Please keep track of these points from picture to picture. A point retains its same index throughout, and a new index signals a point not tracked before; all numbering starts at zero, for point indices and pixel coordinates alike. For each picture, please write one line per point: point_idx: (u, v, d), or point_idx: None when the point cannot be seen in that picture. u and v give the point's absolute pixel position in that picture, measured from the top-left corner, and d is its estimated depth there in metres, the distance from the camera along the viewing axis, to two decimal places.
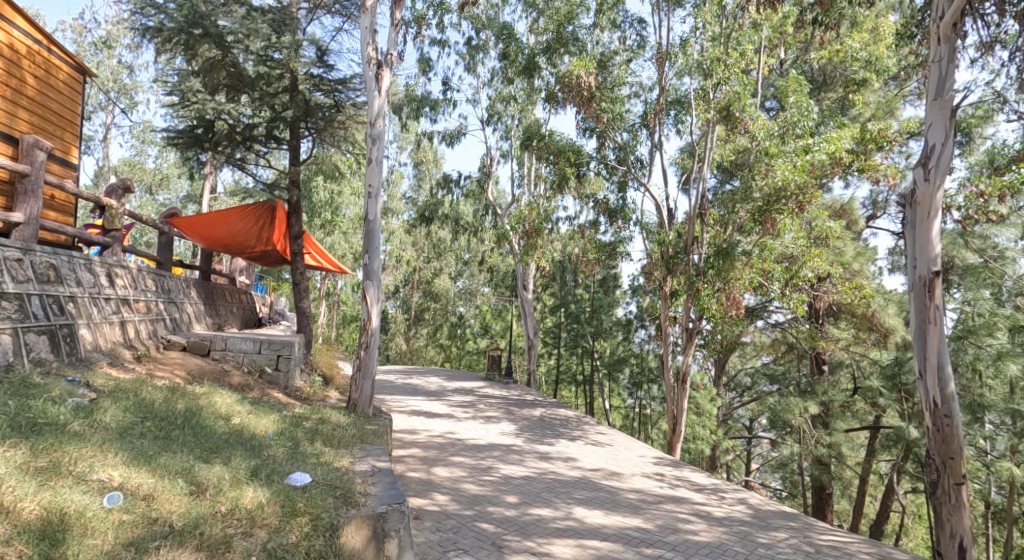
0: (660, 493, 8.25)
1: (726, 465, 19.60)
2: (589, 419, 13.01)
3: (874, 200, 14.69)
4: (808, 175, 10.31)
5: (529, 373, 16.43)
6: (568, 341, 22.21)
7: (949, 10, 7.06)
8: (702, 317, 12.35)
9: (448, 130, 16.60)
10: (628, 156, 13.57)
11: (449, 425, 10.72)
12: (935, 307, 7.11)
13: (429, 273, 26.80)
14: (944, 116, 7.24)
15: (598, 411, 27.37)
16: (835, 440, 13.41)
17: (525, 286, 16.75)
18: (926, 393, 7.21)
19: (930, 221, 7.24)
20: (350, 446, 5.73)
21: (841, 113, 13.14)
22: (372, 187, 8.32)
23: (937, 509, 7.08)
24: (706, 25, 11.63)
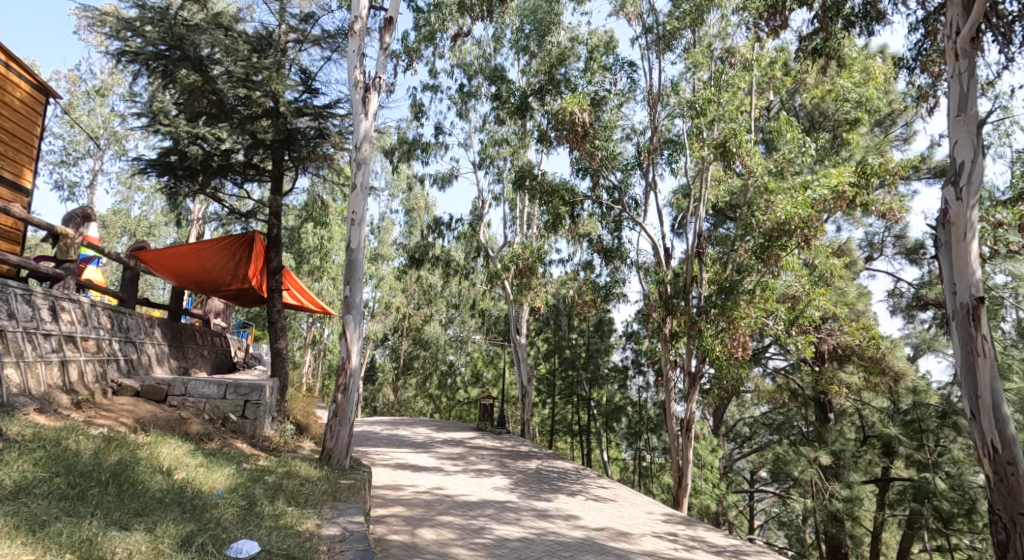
0: (675, 555, 7.73)
1: (729, 519, 18.82)
2: (589, 472, 12.42)
3: (871, 241, 14.60)
4: (811, 209, 10.17)
5: (523, 423, 15.80)
6: (562, 389, 21.67)
7: (966, 26, 7.18)
8: (705, 361, 12.03)
9: (440, 173, 16.48)
10: (622, 196, 13.49)
11: (438, 480, 10.12)
12: (982, 337, 6.85)
13: (419, 321, 26.36)
14: (970, 132, 7.29)
15: (596, 463, 26.56)
16: (852, 494, 12.84)
17: (519, 331, 16.31)
18: (982, 437, 6.82)
19: (968, 241, 7.08)
20: (319, 505, 5.22)
21: (834, 153, 13.13)
22: (356, 214, 8.10)
23: None
24: (698, 66, 11.74)
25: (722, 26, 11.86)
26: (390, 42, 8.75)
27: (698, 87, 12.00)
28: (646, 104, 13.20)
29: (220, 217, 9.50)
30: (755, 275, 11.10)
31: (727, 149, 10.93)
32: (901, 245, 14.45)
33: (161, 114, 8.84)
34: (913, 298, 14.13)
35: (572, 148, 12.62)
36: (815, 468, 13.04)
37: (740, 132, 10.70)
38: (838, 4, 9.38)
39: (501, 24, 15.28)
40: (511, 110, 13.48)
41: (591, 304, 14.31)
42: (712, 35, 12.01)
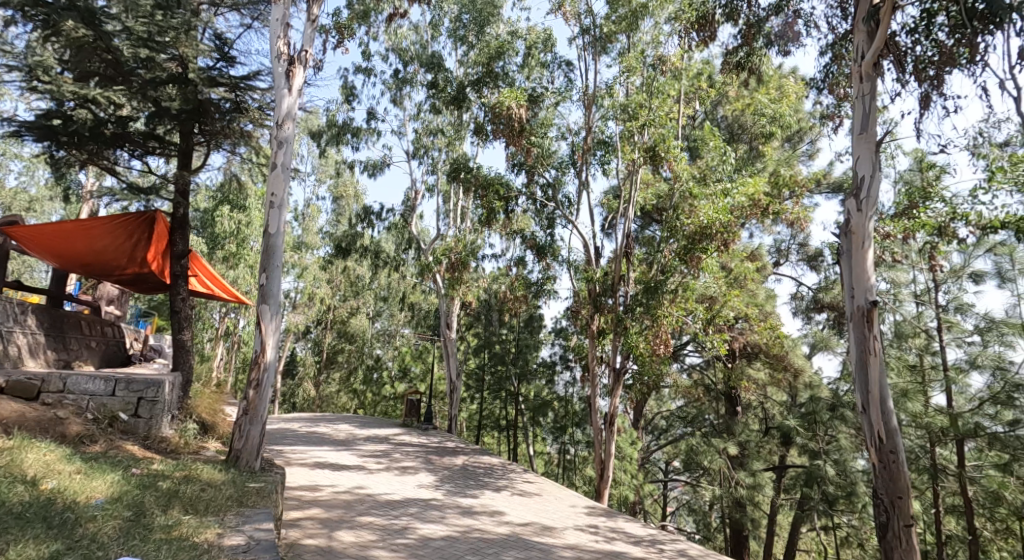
0: (596, 548, 7.85)
1: (646, 509, 19.39)
2: (514, 467, 12.39)
3: (779, 248, 15.27)
4: (730, 216, 10.62)
5: (450, 418, 15.55)
6: (491, 385, 21.59)
7: (870, 52, 7.76)
8: (629, 357, 12.24)
9: (371, 161, 15.99)
10: (556, 194, 13.58)
11: (358, 479, 9.78)
12: (874, 337, 7.27)
13: (344, 314, 25.63)
14: (870, 148, 7.73)
15: (522, 457, 26.77)
16: (755, 481, 13.71)
17: (449, 325, 16.04)
18: (870, 428, 7.26)
19: (864, 250, 7.54)
20: (221, 512, 4.89)
21: (751, 164, 13.77)
22: (276, 196, 7.71)
23: (887, 552, 7.00)
24: (632, 71, 11.96)
25: (655, 34, 12.08)
26: (317, 14, 8.32)
27: (631, 91, 12.19)
28: (581, 105, 13.39)
29: (117, 193, 8.91)
30: (677, 276, 11.47)
31: (656, 153, 11.42)
32: (803, 252, 15.20)
33: (40, 69, 8.12)
34: (811, 301, 14.95)
35: (508, 143, 12.59)
36: (723, 458, 14.02)
37: (668, 139, 11.09)
38: (759, 22, 9.88)
39: (438, 12, 15.02)
40: (446, 100, 13.32)
41: (522, 301, 14.30)
42: (646, 42, 12.23)
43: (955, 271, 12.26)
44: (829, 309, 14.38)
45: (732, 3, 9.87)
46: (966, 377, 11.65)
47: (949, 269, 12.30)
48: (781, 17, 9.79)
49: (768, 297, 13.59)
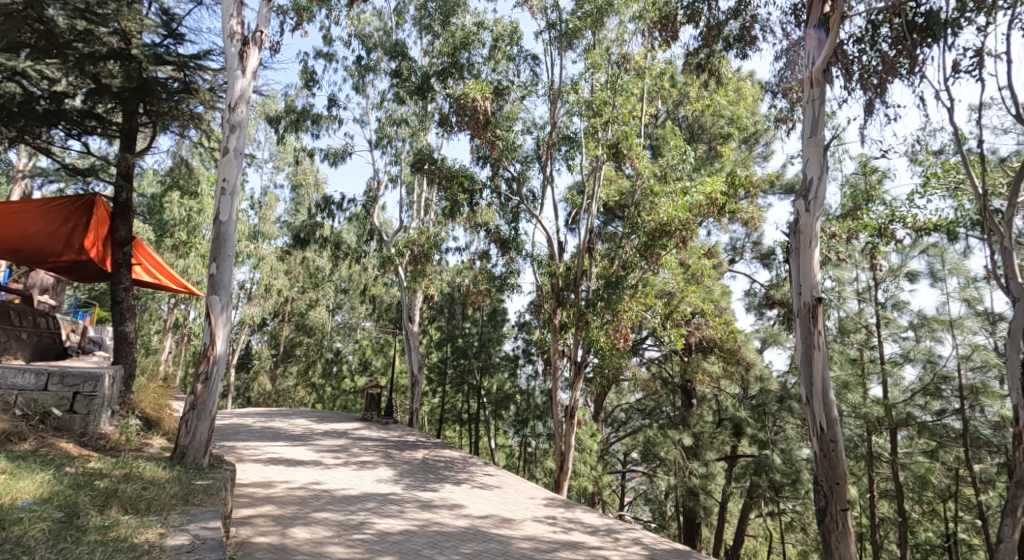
0: (553, 538, 8.40)
1: (604, 499, 19.72)
2: (475, 460, 12.40)
3: (734, 246, 15.58)
4: (688, 213, 11.03)
5: (412, 412, 15.38)
6: (454, 378, 21.45)
7: (820, 58, 8.11)
8: (591, 351, 12.34)
9: (332, 149, 15.66)
10: (520, 187, 13.57)
11: (314, 474, 9.61)
12: (818, 331, 7.51)
13: (303, 306, 25.14)
14: (818, 151, 8.01)
15: (484, 450, 26.94)
16: (708, 471, 14.76)
17: (411, 318, 15.85)
18: (813, 418, 7.48)
19: (811, 248, 7.78)
20: (165, 510, 4.72)
21: (709, 164, 14.15)
22: (227, 181, 7.46)
23: (825, 537, 7.21)
24: (596, 68, 12.03)
25: (620, 32, 12.13)
26: None
27: (595, 89, 12.24)
28: (546, 99, 13.37)
29: (53, 175, 8.51)
30: (637, 272, 11.65)
31: (620, 150, 11.45)
32: (756, 250, 15.58)
33: None
34: (763, 297, 15.29)
35: (472, 136, 12.49)
36: (677, 449, 14.88)
37: (631, 136, 11.35)
38: (719, 25, 10.14)
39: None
40: (411, 91, 13.19)
41: (486, 295, 14.24)
42: (611, 39, 12.30)
43: (893, 271, 13.43)
44: (779, 306, 14.75)
45: (694, 5, 9.99)
46: (900, 369, 13.34)
47: (888, 270, 13.45)
48: (739, 20, 10.15)
49: (722, 293, 13.98)
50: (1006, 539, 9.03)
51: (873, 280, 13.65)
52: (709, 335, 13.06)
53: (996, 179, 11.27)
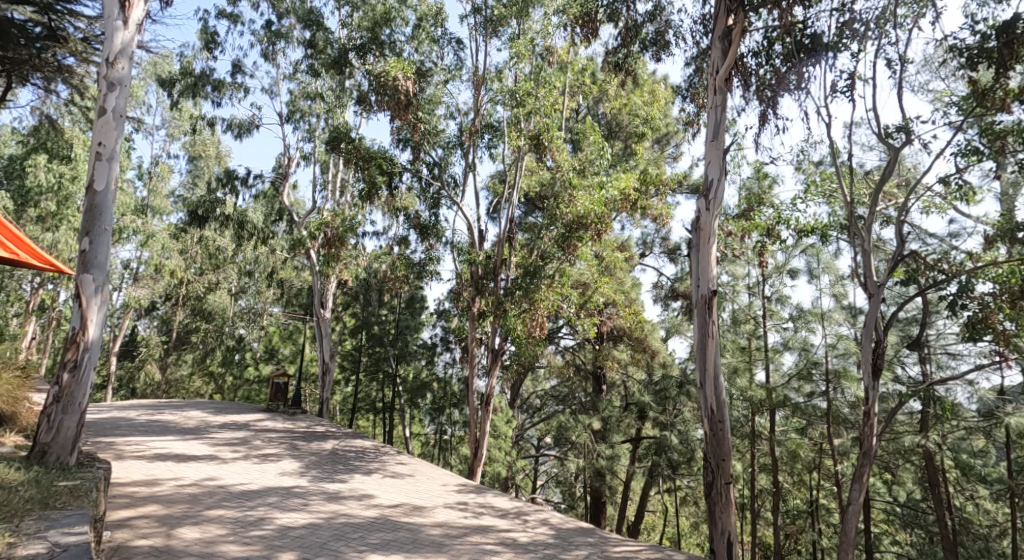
0: (464, 523, 8.57)
1: (517, 483, 19.92)
2: (387, 449, 12.13)
3: (644, 241, 15.94)
4: (604, 208, 11.34)
5: (321, 402, 14.78)
6: (367, 366, 20.75)
7: (723, 67, 8.55)
8: (508, 339, 12.29)
9: (236, 120, 14.67)
10: (441, 173, 13.29)
11: (209, 469, 9.02)
12: (714, 322, 7.90)
13: (201, 289, 23.62)
14: (718, 154, 8.34)
15: (397, 438, 26.64)
16: (615, 452, 15.11)
17: (323, 304, 15.18)
18: (704, 401, 7.83)
19: (709, 244, 8.12)
20: (20, 516, 4.25)
21: (624, 161, 14.68)
22: (104, 147, 6.82)
23: (710, 508, 7.61)
24: (520, 58, 11.89)
25: (544, 24, 12.01)
26: None
27: (519, 79, 12.12)
28: (469, 85, 13.12)
29: None
30: (554, 262, 11.78)
31: (540, 142, 11.68)
32: (665, 245, 16.04)
33: None
34: (670, 290, 15.75)
35: (392, 117, 12.11)
36: (587, 432, 15.17)
37: (552, 128, 11.52)
38: (637, 27, 10.30)
39: None
40: (327, 64, 12.50)
41: (404, 281, 14.00)
42: (535, 31, 12.14)
43: (778, 267, 14.27)
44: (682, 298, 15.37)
45: (613, 5, 10.04)
46: (780, 356, 14.36)
47: (774, 267, 14.25)
48: (654, 24, 10.36)
49: (633, 284, 14.31)
50: (854, 502, 10.28)
51: (761, 275, 14.44)
52: (620, 325, 13.41)
53: (860, 190, 12.12)
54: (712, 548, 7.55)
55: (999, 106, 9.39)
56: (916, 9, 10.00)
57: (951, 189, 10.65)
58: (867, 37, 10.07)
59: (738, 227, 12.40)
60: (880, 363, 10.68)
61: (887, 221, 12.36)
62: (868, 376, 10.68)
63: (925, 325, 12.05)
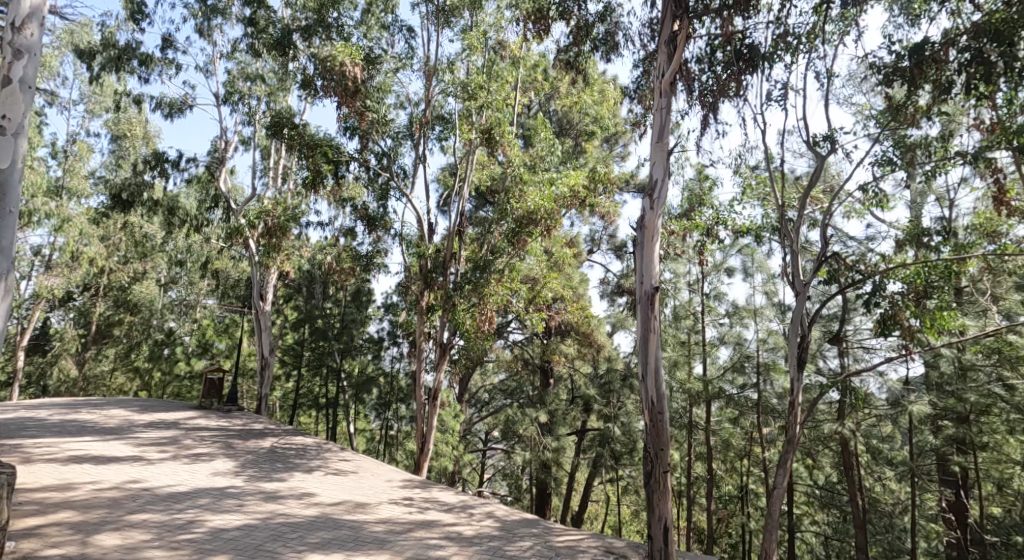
0: (408, 519, 8.38)
1: (463, 477, 19.75)
2: (329, 445, 11.78)
3: (593, 238, 16.00)
4: (553, 203, 11.32)
5: (259, 398, 14.23)
6: (310, 361, 20.12)
7: (669, 71, 8.66)
8: (457, 334, 12.10)
9: (168, 100, 13.90)
10: (391, 164, 12.96)
11: (133, 471, 8.52)
12: (656, 317, 7.95)
13: (125, 279, 22.36)
14: (663, 155, 8.44)
15: (340, 435, 26.08)
16: (561, 445, 15.18)
17: (262, 296, 14.61)
18: (645, 394, 7.86)
19: (653, 242, 8.16)
20: None
21: (575, 159, 14.77)
22: (10, 121, 6.28)
23: (649, 496, 7.69)
24: (473, 50, 11.69)
25: (497, 18, 11.83)
26: None
27: (471, 71, 11.92)
28: (421, 74, 12.82)
29: None
30: (504, 257, 11.68)
31: (491, 136, 11.53)
32: (612, 242, 16.14)
33: None
34: (616, 287, 15.87)
35: (339, 103, 11.71)
36: (535, 426, 15.12)
37: (504, 123, 11.41)
38: (587, 26, 10.24)
39: None
40: (269, 45, 11.86)
41: (350, 273, 13.60)
42: (488, 24, 11.94)
43: (716, 266, 14.65)
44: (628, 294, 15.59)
45: (564, 4, 10.00)
46: (717, 350, 14.92)
47: (712, 264, 14.61)
48: (605, 25, 10.34)
49: (582, 280, 14.35)
50: (779, 486, 10.57)
51: (700, 272, 14.71)
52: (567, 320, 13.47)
53: (791, 195, 12.49)
54: (649, 535, 7.58)
55: (910, 121, 10.06)
56: (842, 26, 10.29)
57: (868, 195, 11.06)
58: (798, 50, 10.36)
59: (680, 226, 12.56)
60: (805, 356, 11.05)
61: (813, 225, 12.72)
62: (794, 368, 10.98)
63: (844, 320, 12.43)
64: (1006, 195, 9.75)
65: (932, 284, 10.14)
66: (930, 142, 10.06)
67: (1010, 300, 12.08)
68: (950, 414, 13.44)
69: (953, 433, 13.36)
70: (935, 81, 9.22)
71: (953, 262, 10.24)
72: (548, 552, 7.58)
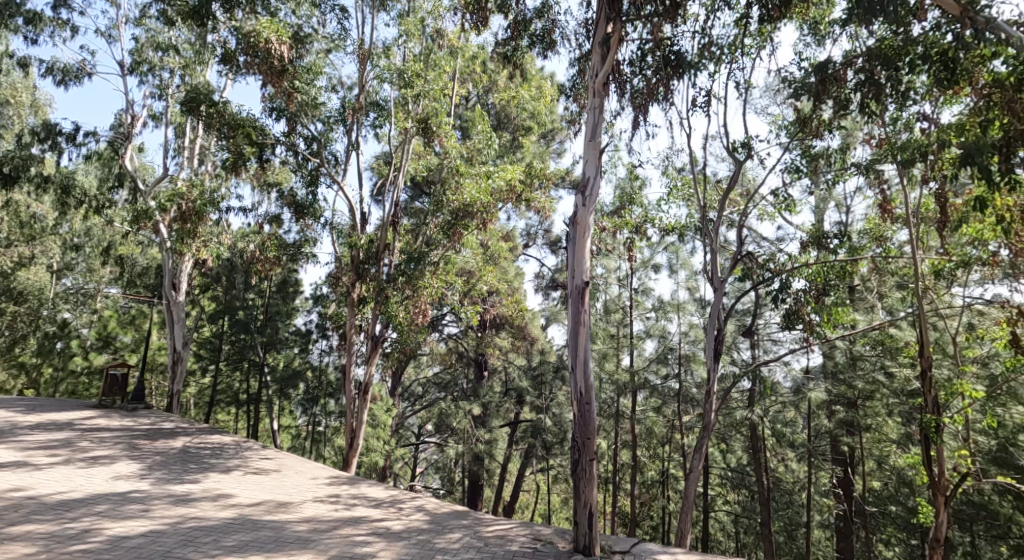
0: (333, 516, 7.97)
1: (394, 472, 19.26)
2: (248, 444, 11.14)
3: (529, 232, 15.89)
4: (489, 197, 11.14)
5: (170, 395, 13.35)
6: (229, 355, 19.10)
7: (602, 72, 8.57)
8: (389, 326, 11.70)
9: (62, 66, 12.76)
10: (321, 149, 12.37)
11: (20, 478, 7.74)
12: (586, 311, 7.84)
13: (10, 265, 20.43)
14: (596, 153, 8.35)
15: (262, 432, 25.03)
16: (493, 437, 15.01)
17: (175, 286, 13.68)
18: (574, 385, 7.73)
19: (584, 239, 8.05)
20: None
21: (511, 153, 14.67)
22: None
23: (575, 483, 7.63)
24: (410, 37, 11.33)
25: (435, 5, 11.45)
26: None
27: (406, 59, 11.55)
28: (354, 58, 12.28)
29: None
30: (440, 250, 11.37)
31: (428, 126, 11.19)
32: (548, 237, 16.06)
33: None
34: (551, 281, 15.82)
35: (263, 81, 11.04)
36: (468, 418, 14.84)
37: (441, 114, 11.09)
38: (525, 22, 10.12)
39: None
40: (184, 12, 10.94)
41: (274, 263, 12.91)
42: (425, 11, 11.55)
43: (644, 261, 14.85)
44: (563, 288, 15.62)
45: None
46: (643, 343, 15.18)
47: (640, 260, 14.80)
48: (542, 21, 10.18)
49: (517, 274, 14.20)
50: (694, 468, 10.78)
51: (629, 268, 14.85)
52: (501, 313, 13.32)
53: (712, 196, 12.70)
54: (575, 520, 7.53)
55: (814, 133, 10.47)
56: (759, 40, 10.53)
57: (778, 199, 11.39)
58: (721, 60, 10.55)
59: (611, 223, 12.58)
60: (721, 347, 11.32)
61: (731, 226, 13.06)
62: (710, 358, 11.16)
63: (755, 315, 12.69)
64: (891, 205, 10.34)
65: (830, 283, 10.75)
66: (830, 153, 10.46)
67: (893, 298, 12.69)
68: (841, 400, 14.27)
69: (843, 416, 14.28)
70: (835, 97, 9.58)
71: (847, 263, 10.78)
72: (477, 543, 7.41)
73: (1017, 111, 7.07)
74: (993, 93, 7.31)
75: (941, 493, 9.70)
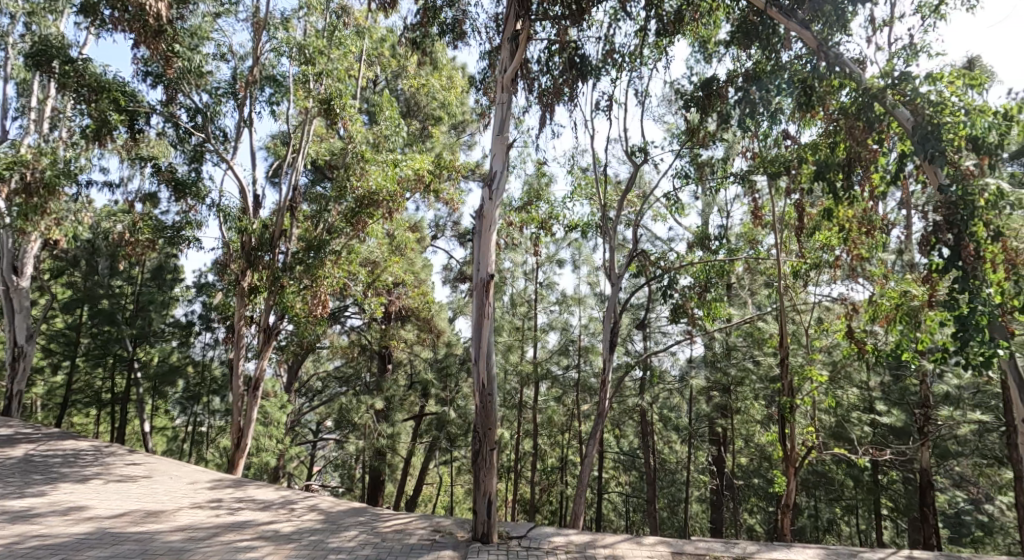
0: (213, 522, 7.09)
1: (289, 472, 18.10)
2: (112, 448, 9.87)
3: (437, 224, 15.31)
4: (396, 186, 10.48)
5: (9, 396, 11.69)
6: (90, 350, 17.12)
7: (510, 67, 8.14)
8: (284, 317, 10.75)
9: None
10: (207, 122, 11.16)
11: None
12: (491, 304, 7.38)
13: None
14: (502, 149, 7.88)
15: (131, 435, 22.81)
16: (395, 431, 14.24)
17: (19, 271, 11.94)
18: (476, 377, 7.28)
19: (489, 234, 7.58)
20: None
21: (421, 141, 14.06)
22: None
23: (474, 472, 7.18)
24: (310, 12, 10.46)
25: None
26: None
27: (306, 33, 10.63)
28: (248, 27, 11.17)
29: None
30: (341, 238, 10.58)
31: (331, 108, 10.35)
32: (456, 229, 15.54)
33: None
34: (459, 274, 15.32)
35: (135, 42, 9.78)
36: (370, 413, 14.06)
37: (346, 95, 10.26)
38: (435, 9, 9.49)
39: None
40: None
41: (148, 246, 11.55)
42: None
43: (550, 257, 14.68)
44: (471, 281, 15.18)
45: None
46: (546, 336, 15.03)
47: (546, 255, 14.63)
48: (453, 10, 9.60)
49: (424, 266, 13.57)
50: (588, 455, 10.56)
51: (536, 262, 14.63)
52: (407, 306, 12.64)
53: (613, 196, 12.61)
54: (474, 508, 7.07)
55: (701, 143, 10.49)
56: (656, 52, 10.48)
57: (670, 202, 11.47)
58: (622, 68, 10.42)
59: (518, 218, 12.21)
60: (616, 337, 11.19)
61: (629, 225, 13.12)
62: (606, 349, 11.05)
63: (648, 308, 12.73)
64: (761, 212, 10.66)
65: (711, 279, 10.96)
66: (714, 163, 10.61)
67: (761, 295, 13.47)
68: (717, 386, 14.60)
69: (718, 402, 14.71)
70: (719, 112, 9.75)
71: (727, 262, 10.96)
72: (374, 539, 6.82)
73: (855, 137, 7.54)
74: (838, 119, 7.73)
75: (791, 463, 10.07)
